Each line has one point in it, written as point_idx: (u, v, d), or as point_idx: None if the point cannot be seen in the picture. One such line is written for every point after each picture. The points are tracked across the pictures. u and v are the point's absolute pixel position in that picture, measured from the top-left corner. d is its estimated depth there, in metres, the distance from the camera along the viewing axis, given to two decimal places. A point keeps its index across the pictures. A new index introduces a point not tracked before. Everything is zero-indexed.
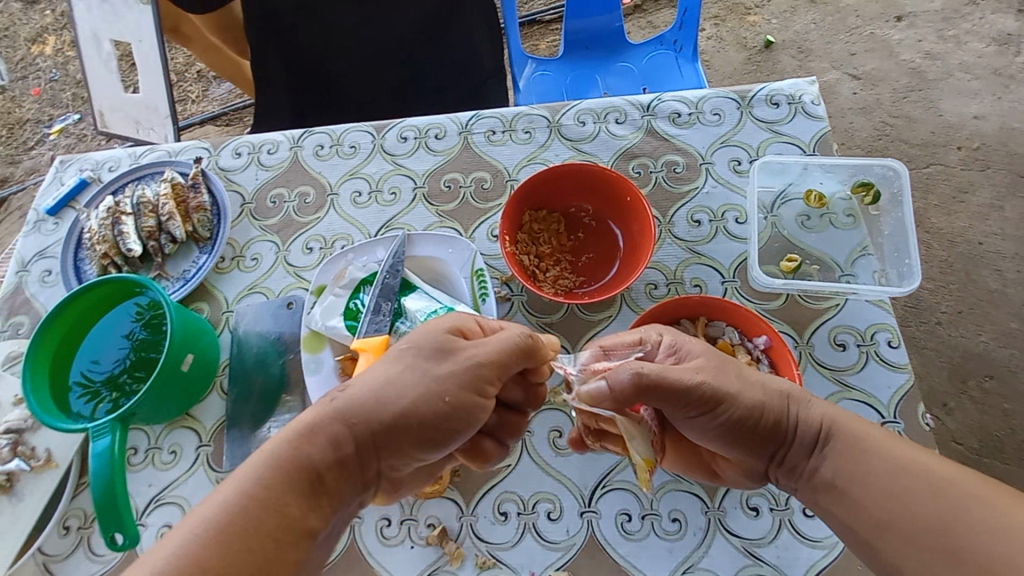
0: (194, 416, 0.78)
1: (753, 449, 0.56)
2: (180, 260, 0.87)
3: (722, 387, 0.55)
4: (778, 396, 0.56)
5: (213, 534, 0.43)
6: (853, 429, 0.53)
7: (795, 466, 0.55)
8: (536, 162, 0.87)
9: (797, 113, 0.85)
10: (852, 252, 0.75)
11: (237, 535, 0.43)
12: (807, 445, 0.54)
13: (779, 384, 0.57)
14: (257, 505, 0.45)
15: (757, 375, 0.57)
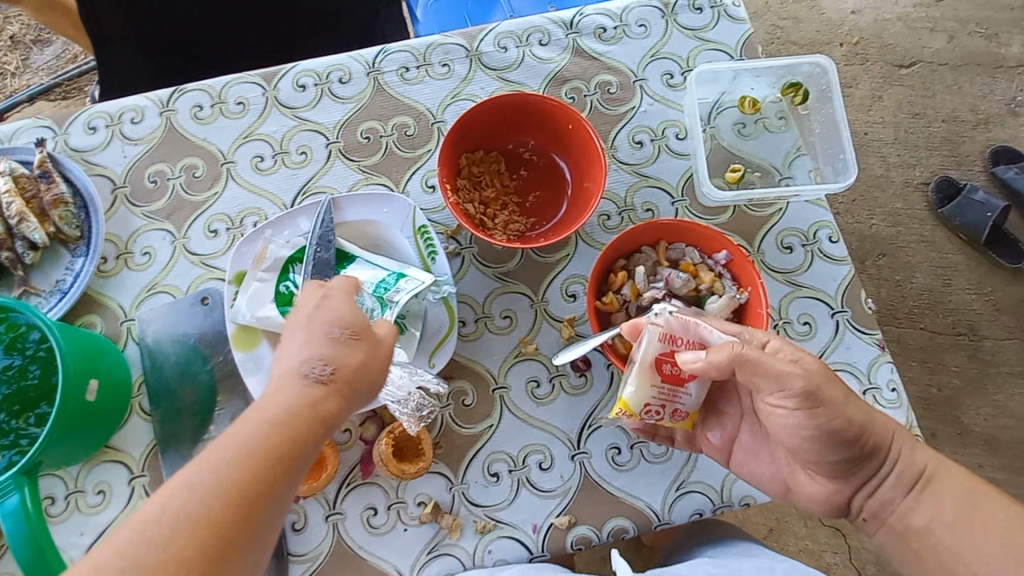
0: (118, 447, 0.66)
1: (854, 468, 0.57)
2: (49, 269, 0.71)
3: (836, 409, 0.54)
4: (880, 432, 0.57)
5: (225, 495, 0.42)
6: (951, 477, 0.57)
7: (880, 492, 0.57)
8: (460, 100, 0.79)
9: (720, 17, 0.82)
10: (788, 154, 0.76)
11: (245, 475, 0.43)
12: (904, 484, 0.57)
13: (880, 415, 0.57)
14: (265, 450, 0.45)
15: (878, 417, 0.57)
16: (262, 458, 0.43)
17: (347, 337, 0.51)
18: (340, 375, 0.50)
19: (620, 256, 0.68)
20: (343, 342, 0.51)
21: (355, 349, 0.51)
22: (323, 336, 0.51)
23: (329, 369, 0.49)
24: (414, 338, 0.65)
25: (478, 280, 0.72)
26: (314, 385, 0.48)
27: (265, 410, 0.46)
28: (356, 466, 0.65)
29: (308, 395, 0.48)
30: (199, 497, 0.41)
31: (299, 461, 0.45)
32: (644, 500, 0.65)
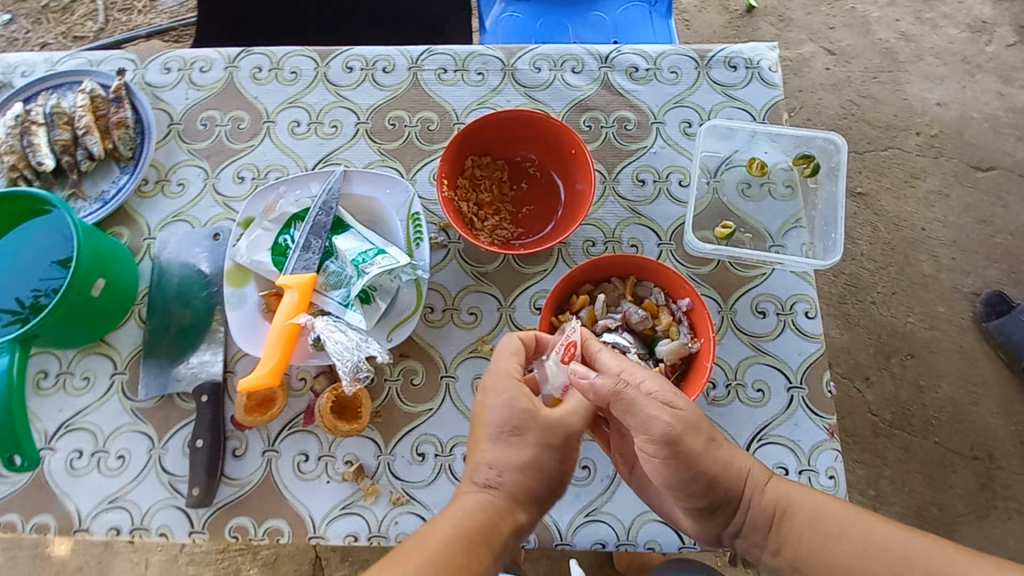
0: (109, 343, 0.75)
1: (707, 508, 0.58)
2: (98, 179, 0.82)
3: (689, 462, 0.56)
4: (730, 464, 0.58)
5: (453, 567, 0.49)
6: (807, 512, 0.57)
7: (743, 538, 0.59)
8: (485, 107, 0.84)
9: (753, 78, 0.84)
10: (785, 223, 0.76)
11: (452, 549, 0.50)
12: (762, 526, 0.58)
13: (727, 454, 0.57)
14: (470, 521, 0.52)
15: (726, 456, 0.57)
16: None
17: (517, 437, 0.57)
18: (506, 482, 0.55)
19: (588, 281, 0.71)
20: (517, 444, 0.56)
21: (522, 450, 0.56)
22: (495, 444, 0.57)
23: (499, 478, 0.55)
24: (378, 310, 0.70)
25: (456, 274, 0.76)
26: (483, 495, 0.55)
27: (428, 552, 0.50)
28: (301, 413, 0.70)
29: (478, 506, 0.54)
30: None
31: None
32: (551, 517, 0.67)
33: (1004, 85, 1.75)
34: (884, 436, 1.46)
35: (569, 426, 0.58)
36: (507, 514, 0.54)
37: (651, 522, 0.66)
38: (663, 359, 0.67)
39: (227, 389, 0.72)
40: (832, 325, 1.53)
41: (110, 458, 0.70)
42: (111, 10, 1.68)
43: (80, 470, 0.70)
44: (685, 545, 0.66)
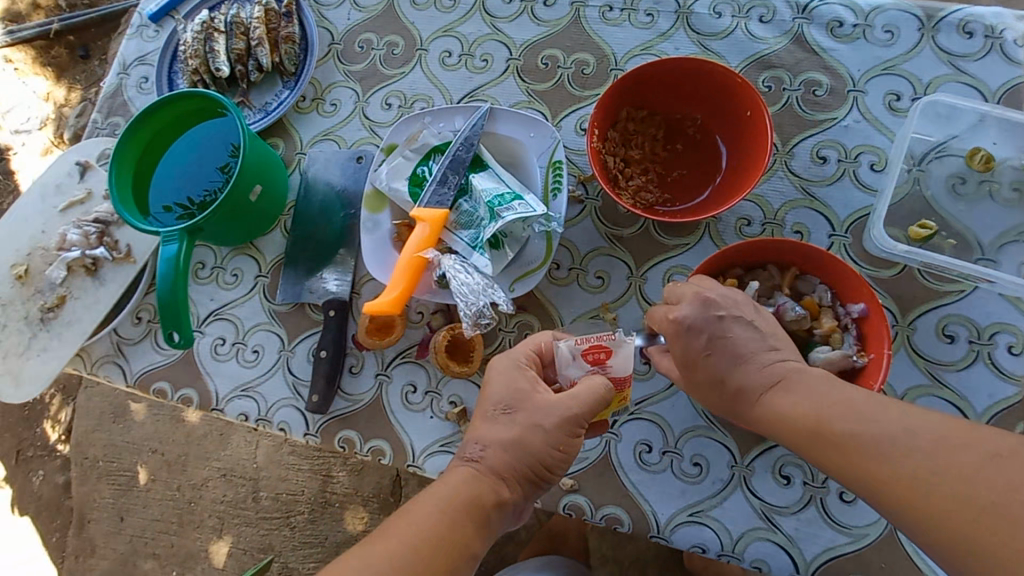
0: (257, 247, 0.81)
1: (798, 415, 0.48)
2: (264, 90, 0.86)
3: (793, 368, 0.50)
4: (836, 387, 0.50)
5: (432, 532, 0.47)
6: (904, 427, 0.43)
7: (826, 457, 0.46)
8: (649, 54, 0.76)
9: (993, 50, 0.68)
10: (1004, 234, 0.62)
11: (435, 513, 0.49)
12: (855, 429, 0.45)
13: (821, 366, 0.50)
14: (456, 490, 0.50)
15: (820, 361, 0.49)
16: (418, 568, 0.45)
17: (508, 413, 0.54)
18: (492, 457, 0.52)
19: (739, 263, 0.62)
20: (506, 421, 0.54)
21: (510, 427, 0.53)
22: (488, 419, 0.55)
23: (484, 452, 0.53)
24: (506, 258, 0.68)
25: (589, 233, 0.71)
26: (468, 469, 0.52)
27: (411, 524, 0.48)
28: (415, 345, 0.71)
29: (465, 479, 0.51)
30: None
31: (457, 559, 0.47)
32: (651, 506, 0.62)
33: None
34: None
35: (568, 404, 0.54)
36: (495, 486, 0.51)
37: (763, 541, 0.60)
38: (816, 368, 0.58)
39: (352, 309, 0.75)
40: None
41: (246, 351, 0.76)
42: None
43: (222, 355, 0.77)
44: None
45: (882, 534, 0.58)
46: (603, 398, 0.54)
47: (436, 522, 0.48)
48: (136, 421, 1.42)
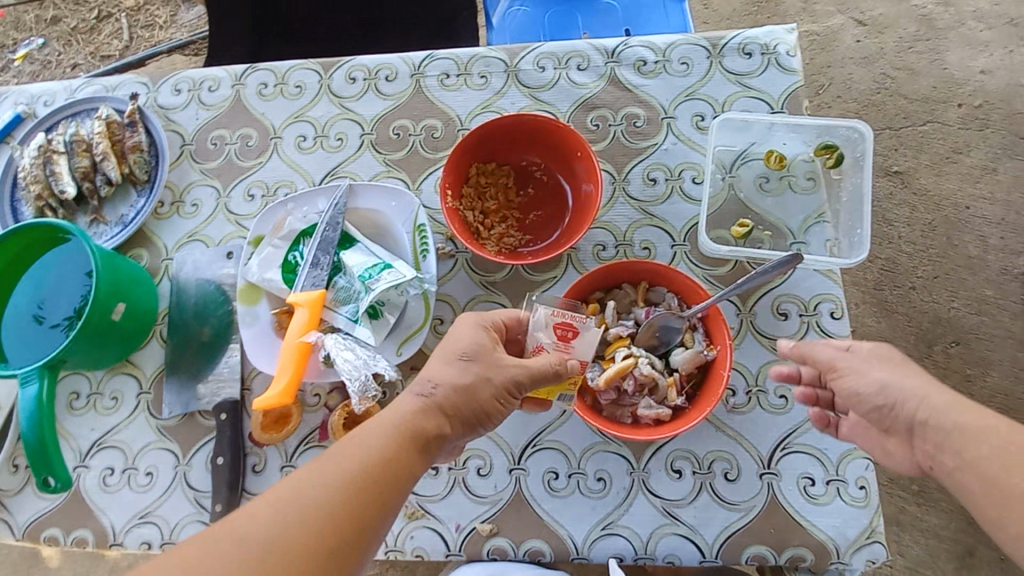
0: (135, 363, 0.78)
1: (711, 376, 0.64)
2: (118, 203, 0.84)
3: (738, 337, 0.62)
4: (871, 409, 0.60)
5: (373, 459, 0.48)
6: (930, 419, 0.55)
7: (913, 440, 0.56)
8: (489, 111, 0.83)
9: (770, 65, 0.79)
10: (807, 218, 0.72)
11: (380, 444, 0.49)
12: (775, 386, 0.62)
13: (879, 375, 0.59)
14: (401, 420, 0.51)
15: (857, 366, 0.61)
16: (356, 494, 0.46)
17: (465, 360, 0.55)
18: (443, 394, 0.53)
19: (598, 288, 0.69)
20: (460, 367, 0.54)
21: (467, 371, 0.54)
22: (443, 361, 0.55)
23: (435, 388, 0.53)
24: (387, 324, 0.71)
25: (465, 284, 0.76)
26: (416, 402, 0.52)
27: (355, 448, 0.48)
28: (317, 428, 0.72)
29: (412, 411, 0.51)
30: (268, 539, 0.42)
31: (396, 485, 0.48)
32: (567, 530, 0.66)
33: None
34: None
35: (518, 367, 0.56)
36: (438, 422, 0.52)
37: (670, 535, 0.65)
38: (677, 369, 0.65)
39: (246, 405, 0.74)
40: (868, 314, 1.40)
41: (139, 474, 0.73)
42: (134, 27, 1.76)
43: (112, 485, 0.73)
44: (706, 560, 0.64)
45: (766, 502, 0.65)
46: (550, 367, 0.57)
47: (378, 451, 0.48)
48: (49, 567, 1.27)
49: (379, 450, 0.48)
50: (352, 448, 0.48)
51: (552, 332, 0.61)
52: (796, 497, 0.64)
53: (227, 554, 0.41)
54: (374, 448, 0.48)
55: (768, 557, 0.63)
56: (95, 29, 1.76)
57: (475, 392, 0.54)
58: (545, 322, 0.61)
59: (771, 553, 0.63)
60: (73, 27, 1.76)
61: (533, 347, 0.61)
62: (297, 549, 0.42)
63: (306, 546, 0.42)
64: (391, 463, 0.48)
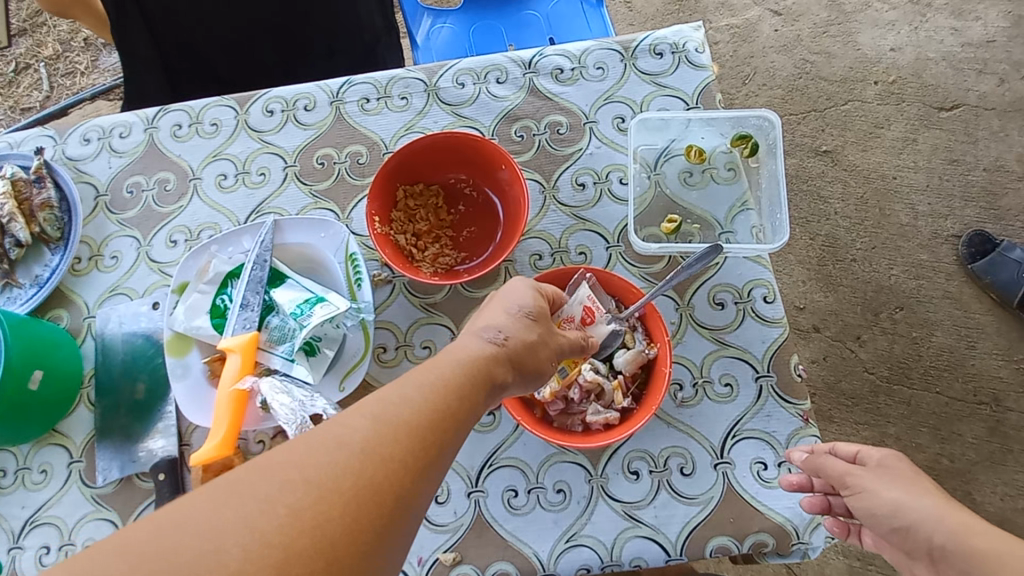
0: (63, 431, 0.73)
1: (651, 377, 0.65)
2: (30, 264, 0.79)
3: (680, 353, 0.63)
4: (889, 532, 0.57)
5: (445, 392, 0.44)
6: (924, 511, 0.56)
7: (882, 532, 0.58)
8: (413, 132, 0.82)
9: (681, 63, 0.81)
10: (733, 208, 0.74)
11: (452, 380, 0.46)
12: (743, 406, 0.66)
13: (891, 494, 0.58)
14: (472, 362, 0.48)
15: (867, 482, 0.59)
16: (430, 426, 0.42)
17: (531, 318, 0.55)
18: (512, 343, 0.52)
19: None
20: (528, 323, 0.54)
21: (532, 328, 0.54)
22: (510, 313, 0.54)
23: (503, 336, 0.52)
24: (326, 359, 0.69)
25: (405, 309, 0.75)
26: (486, 345, 0.50)
27: (431, 376, 0.45)
28: None
29: (484, 353, 0.49)
30: (354, 447, 0.38)
31: (467, 419, 0.45)
32: (531, 547, 0.65)
33: (958, 20, 1.65)
34: (884, 394, 1.35)
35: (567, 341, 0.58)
36: (506, 370, 0.50)
37: (634, 539, 0.64)
38: (621, 371, 0.65)
39: (185, 461, 0.70)
40: (815, 289, 1.44)
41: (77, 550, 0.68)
42: (54, 75, 1.69)
43: (47, 566, 0.68)
44: (671, 559, 0.64)
45: (723, 492, 0.65)
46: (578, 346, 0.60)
47: (451, 385, 0.45)
48: None
49: (452, 384, 0.45)
50: (425, 381, 0.44)
51: (584, 310, 0.65)
52: (750, 482, 0.65)
53: (316, 455, 0.37)
54: (448, 382, 0.45)
55: (731, 547, 0.63)
56: (12, 82, 1.68)
57: (537, 346, 0.54)
58: (580, 298, 0.65)
59: (734, 543, 0.63)
60: None
61: (566, 316, 0.64)
62: (385, 460, 0.38)
63: (391, 459, 0.39)
64: (463, 399, 0.45)
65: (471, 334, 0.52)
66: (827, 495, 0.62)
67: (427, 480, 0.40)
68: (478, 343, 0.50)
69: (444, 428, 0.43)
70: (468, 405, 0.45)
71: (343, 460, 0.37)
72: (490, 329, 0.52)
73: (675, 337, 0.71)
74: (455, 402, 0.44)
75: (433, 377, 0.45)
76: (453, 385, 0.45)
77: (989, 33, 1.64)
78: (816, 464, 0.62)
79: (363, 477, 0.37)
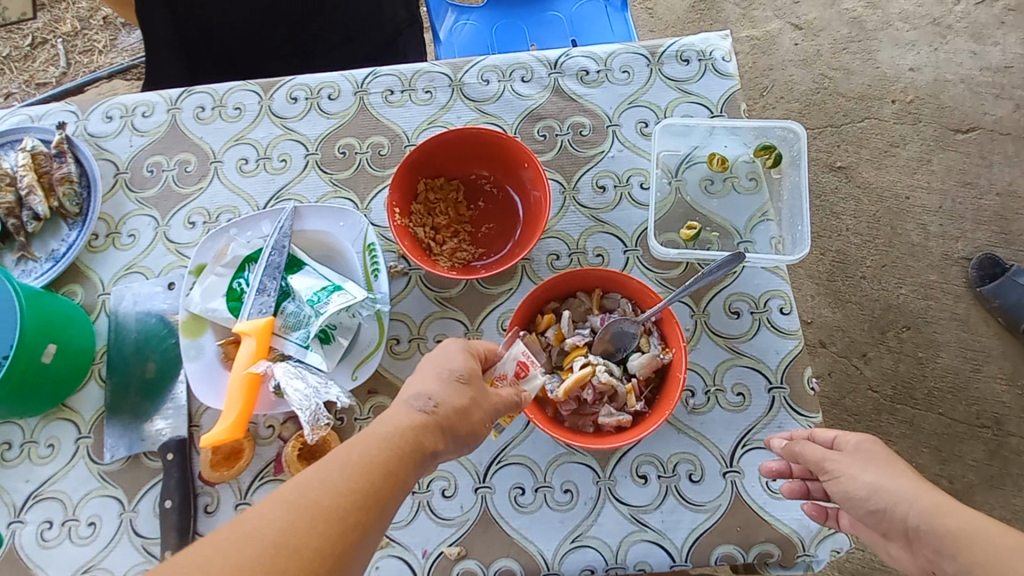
0: (72, 407, 0.73)
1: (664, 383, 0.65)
2: (47, 239, 0.79)
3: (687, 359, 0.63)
4: (866, 514, 0.56)
5: (366, 470, 0.41)
6: (902, 493, 0.54)
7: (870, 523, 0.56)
8: (436, 126, 0.82)
9: (706, 70, 0.81)
10: (753, 217, 0.74)
11: (373, 457, 0.42)
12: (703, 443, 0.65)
13: (867, 478, 0.56)
14: (397, 433, 0.45)
15: (843, 467, 0.58)
16: (347, 510, 0.39)
17: (461, 381, 0.51)
18: (443, 410, 0.48)
19: (553, 298, 0.69)
20: (459, 387, 0.51)
21: (464, 392, 0.51)
22: (440, 377, 0.51)
23: (434, 403, 0.48)
24: (340, 347, 0.69)
25: (420, 302, 0.75)
26: (416, 415, 0.47)
27: (350, 452, 0.42)
28: (271, 462, 0.69)
29: (412, 423, 0.46)
30: (261, 543, 0.35)
31: (392, 496, 0.42)
32: (536, 546, 0.65)
33: (978, 43, 1.65)
34: (887, 413, 1.35)
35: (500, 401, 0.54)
36: (436, 439, 0.47)
37: (640, 542, 0.64)
38: (635, 374, 0.65)
39: (194, 442, 0.70)
40: (823, 304, 1.44)
41: (81, 527, 0.68)
42: (72, 52, 1.69)
43: (50, 541, 0.68)
44: (676, 564, 0.63)
45: (731, 501, 0.65)
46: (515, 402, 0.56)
47: (372, 460, 0.42)
48: None
49: (375, 459, 0.42)
50: (344, 457, 0.42)
51: (519, 363, 0.60)
52: (758, 492, 0.65)
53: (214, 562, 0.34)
54: (369, 458, 0.42)
55: (737, 555, 0.63)
56: (31, 57, 1.68)
57: (471, 410, 0.50)
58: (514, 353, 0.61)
59: (740, 551, 0.63)
60: (7, 55, 1.68)
61: (500, 371, 0.59)
62: (293, 557, 0.35)
63: (301, 552, 0.36)
64: (387, 474, 0.42)
65: (401, 403, 0.48)
66: (806, 481, 0.62)
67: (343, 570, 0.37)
68: (404, 412, 0.47)
69: (365, 511, 0.40)
70: (395, 485, 0.42)
71: (246, 561, 0.34)
72: (420, 396, 0.49)
73: (689, 343, 0.71)
74: (378, 478, 0.41)
75: (353, 452, 0.42)
76: (377, 460, 0.42)
77: (1008, 58, 1.63)
78: (793, 451, 0.62)
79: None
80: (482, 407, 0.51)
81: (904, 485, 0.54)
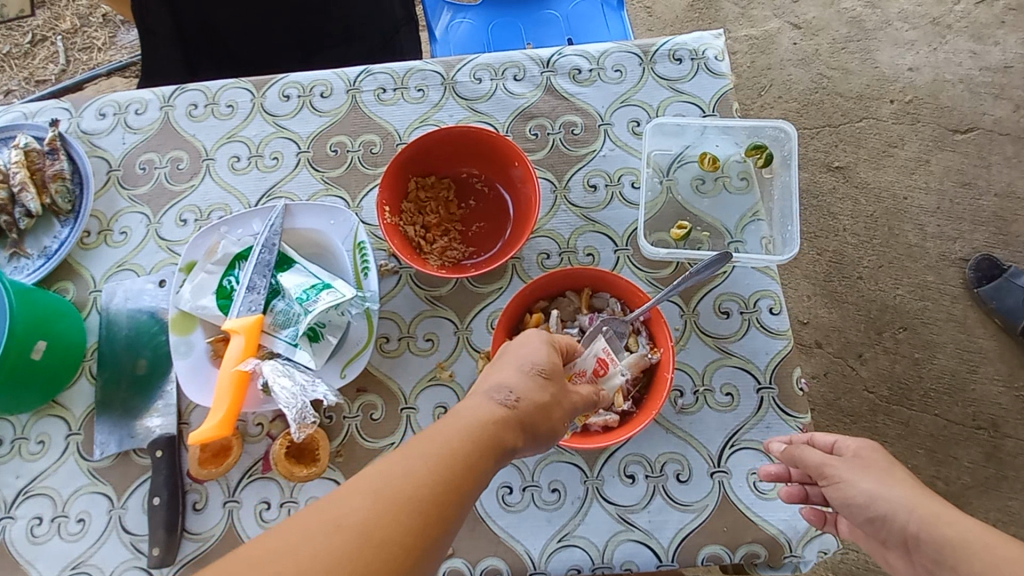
0: (63, 403, 0.73)
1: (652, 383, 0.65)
2: (40, 236, 0.79)
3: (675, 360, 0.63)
4: (865, 522, 0.56)
5: (449, 463, 0.42)
6: (897, 501, 0.55)
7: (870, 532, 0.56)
8: (428, 124, 0.82)
9: (699, 70, 0.81)
10: (744, 217, 0.74)
11: (456, 449, 0.43)
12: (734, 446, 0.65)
13: (865, 485, 0.56)
14: (480, 426, 0.45)
15: (844, 473, 0.58)
16: (428, 502, 0.39)
17: (543, 377, 0.51)
18: (524, 405, 0.48)
19: (542, 296, 0.69)
20: (540, 382, 0.50)
21: (546, 389, 0.50)
22: (522, 370, 0.50)
23: (516, 398, 0.48)
24: (329, 346, 0.69)
25: (410, 300, 0.75)
26: (497, 408, 0.47)
27: (434, 444, 0.42)
28: (260, 459, 0.69)
29: (493, 417, 0.46)
30: (352, 532, 0.36)
31: (470, 491, 0.42)
32: (523, 545, 0.65)
33: (978, 44, 1.65)
34: (883, 413, 1.35)
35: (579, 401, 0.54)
36: (515, 434, 0.47)
37: (626, 542, 0.64)
38: None
39: (183, 439, 0.71)
40: (820, 304, 1.44)
41: (70, 522, 0.68)
42: (71, 49, 1.69)
43: (40, 536, 0.68)
44: (663, 564, 0.64)
45: (718, 501, 0.65)
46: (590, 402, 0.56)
47: (454, 453, 0.42)
48: None
49: (458, 452, 0.43)
50: (428, 448, 0.42)
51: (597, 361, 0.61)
52: (746, 492, 0.65)
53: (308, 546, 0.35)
54: (451, 450, 0.42)
55: (724, 556, 0.63)
56: (30, 53, 1.68)
57: (548, 406, 0.50)
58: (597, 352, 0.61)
59: (727, 552, 0.63)
60: (7, 52, 1.68)
61: (578, 368, 0.59)
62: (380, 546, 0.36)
63: (387, 544, 0.37)
64: (467, 468, 0.42)
65: (482, 393, 0.49)
66: (803, 485, 0.62)
67: (423, 561, 0.38)
68: (488, 404, 0.47)
69: (445, 504, 0.40)
70: (475, 477, 0.43)
71: (338, 549, 0.35)
72: (502, 389, 0.48)
73: (677, 343, 0.71)
74: (458, 472, 0.42)
75: (437, 443, 0.42)
76: (460, 453, 0.43)
77: (1008, 58, 1.63)
78: (793, 455, 0.62)
79: (358, 567, 0.35)
80: (556, 405, 0.51)
81: (900, 492, 0.55)
